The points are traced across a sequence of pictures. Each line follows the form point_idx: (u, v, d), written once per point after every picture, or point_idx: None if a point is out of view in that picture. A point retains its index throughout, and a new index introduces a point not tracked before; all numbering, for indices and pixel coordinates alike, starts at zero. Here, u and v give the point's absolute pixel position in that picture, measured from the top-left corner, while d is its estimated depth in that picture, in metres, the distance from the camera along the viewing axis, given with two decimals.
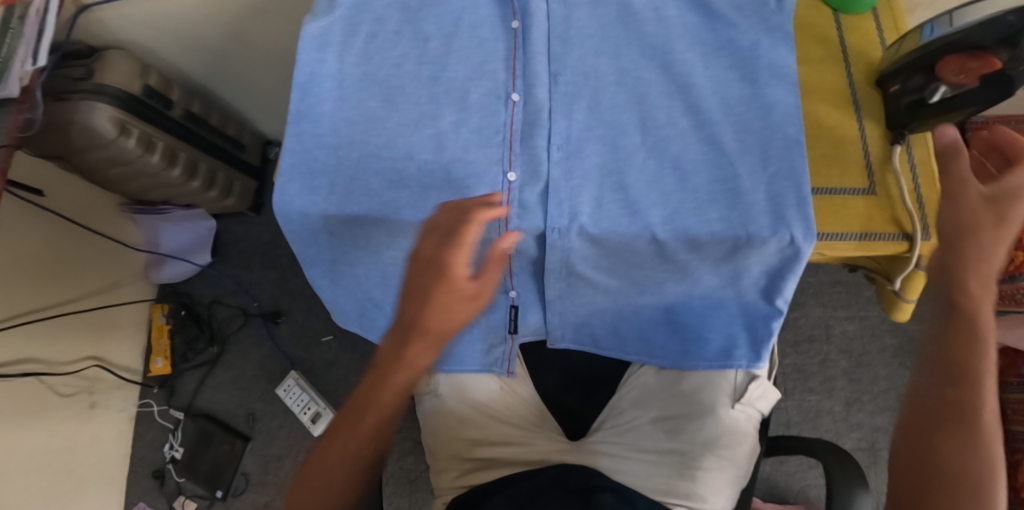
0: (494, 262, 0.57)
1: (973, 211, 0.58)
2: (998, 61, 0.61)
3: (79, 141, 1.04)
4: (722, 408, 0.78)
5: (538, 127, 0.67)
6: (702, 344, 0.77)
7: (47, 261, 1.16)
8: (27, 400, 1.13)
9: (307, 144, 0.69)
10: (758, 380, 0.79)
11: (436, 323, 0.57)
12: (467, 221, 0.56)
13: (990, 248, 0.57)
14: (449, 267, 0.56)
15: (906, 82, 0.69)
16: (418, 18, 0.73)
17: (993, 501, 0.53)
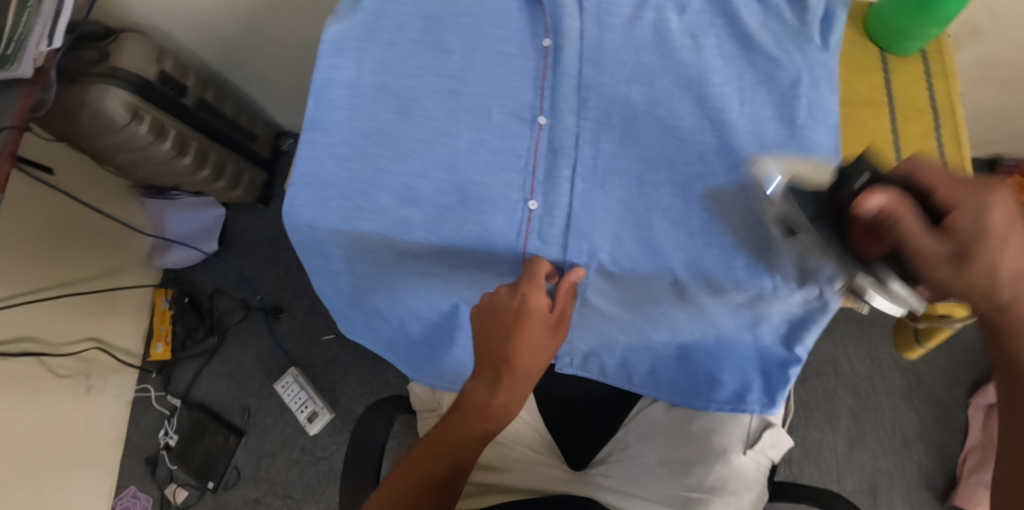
0: (567, 295, 0.63)
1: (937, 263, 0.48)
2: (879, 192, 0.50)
3: (89, 124, 1.03)
4: (733, 453, 0.76)
5: (562, 154, 0.64)
6: (714, 386, 0.74)
7: (52, 241, 1.15)
8: (26, 380, 1.11)
9: (319, 153, 0.66)
10: (773, 428, 0.76)
11: (524, 358, 0.63)
12: (536, 263, 0.61)
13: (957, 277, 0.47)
14: (536, 306, 0.61)
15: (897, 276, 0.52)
16: (442, 27, 0.69)
17: None
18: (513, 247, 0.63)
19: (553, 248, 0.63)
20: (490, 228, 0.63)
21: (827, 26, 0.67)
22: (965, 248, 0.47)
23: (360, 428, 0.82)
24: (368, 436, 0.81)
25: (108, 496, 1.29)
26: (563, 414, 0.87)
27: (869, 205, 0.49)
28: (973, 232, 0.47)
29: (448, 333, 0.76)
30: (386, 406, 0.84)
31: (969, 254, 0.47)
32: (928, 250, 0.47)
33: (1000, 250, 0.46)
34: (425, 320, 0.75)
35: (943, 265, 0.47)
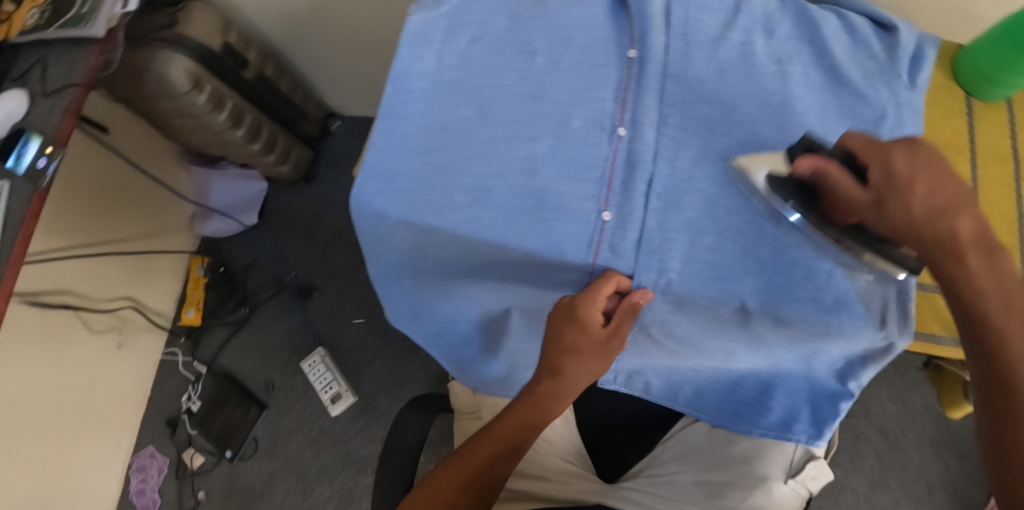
0: (625, 312, 0.61)
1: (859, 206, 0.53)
2: (819, 159, 0.55)
3: (151, 88, 1.04)
4: (773, 481, 0.76)
5: (640, 168, 0.64)
6: (761, 412, 0.73)
7: (99, 198, 1.18)
8: (60, 332, 1.14)
9: (394, 142, 0.66)
10: (816, 459, 0.77)
11: (576, 364, 0.64)
12: (604, 281, 0.61)
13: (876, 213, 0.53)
14: (593, 318, 0.61)
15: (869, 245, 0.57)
16: (528, 29, 0.69)
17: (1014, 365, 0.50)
18: (582, 257, 0.63)
19: (624, 260, 0.63)
20: (560, 236, 0.63)
21: (916, 65, 0.68)
22: (880, 192, 0.52)
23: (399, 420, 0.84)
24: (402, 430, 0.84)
25: (126, 454, 1.30)
26: (599, 429, 0.86)
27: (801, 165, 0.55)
28: (888, 180, 0.52)
29: (497, 337, 0.75)
30: (427, 404, 0.87)
31: (886, 197, 0.52)
32: (853, 200, 0.53)
33: (908, 193, 0.51)
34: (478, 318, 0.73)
35: (866, 210, 0.53)
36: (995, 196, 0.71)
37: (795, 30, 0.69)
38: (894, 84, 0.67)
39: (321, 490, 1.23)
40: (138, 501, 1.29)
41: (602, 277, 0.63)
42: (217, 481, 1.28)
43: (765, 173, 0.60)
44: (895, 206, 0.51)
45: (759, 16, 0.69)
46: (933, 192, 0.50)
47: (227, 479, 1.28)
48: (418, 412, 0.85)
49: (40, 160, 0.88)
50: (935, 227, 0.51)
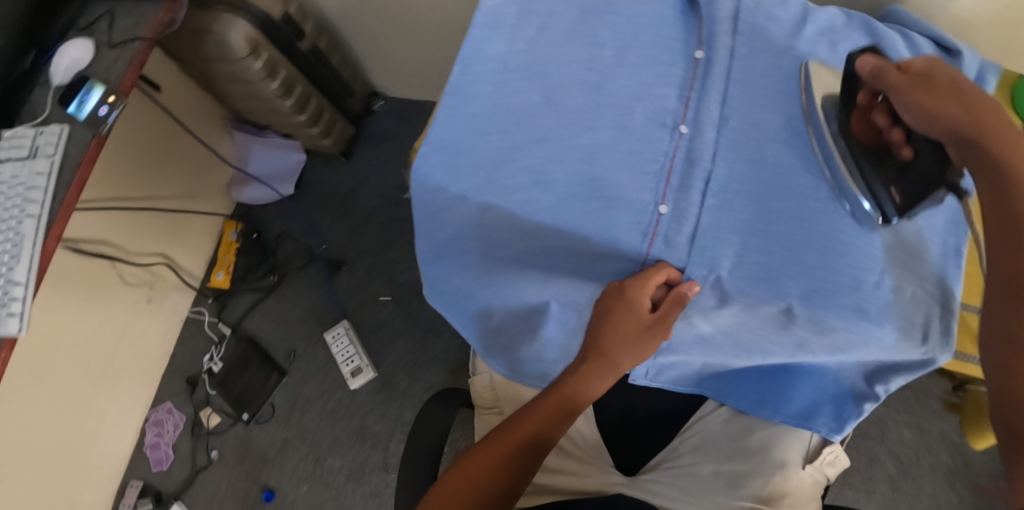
0: (673, 302, 0.62)
1: (907, 85, 0.60)
2: (871, 60, 0.62)
3: (210, 50, 1.07)
4: (792, 467, 0.77)
5: (697, 166, 0.65)
6: (784, 401, 0.75)
7: (146, 154, 1.20)
8: (94, 280, 1.17)
9: (458, 119, 0.68)
10: (833, 446, 0.78)
11: (619, 348, 0.66)
12: (653, 268, 0.63)
13: (922, 94, 0.60)
14: (638, 303, 0.63)
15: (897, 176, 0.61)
16: (597, 21, 0.70)
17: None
18: (636, 248, 0.64)
19: (676, 254, 0.64)
20: (615, 225, 0.65)
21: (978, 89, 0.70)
22: (932, 74, 0.60)
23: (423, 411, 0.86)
24: (431, 419, 0.85)
25: (144, 407, 1.33)
26: (617, 424, 0.86)
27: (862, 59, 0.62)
28: (927, 68, 0.61)
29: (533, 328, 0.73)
30: (452, 394, 0.89)
31: (931, 79, 0.60)
32: (900, 82, 0.60)
33: (946, 73, 0.61)
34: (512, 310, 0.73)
35: (914, 94, 0.60)
36: None
37: (859, 45, 0.70)
38: None
39: (333, 461, 1.25)
40: (151, 455, 1.31)
41: (651, 267, 0.64)
42: (231, 442, 1.31)
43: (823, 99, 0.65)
44: (942, 82, 0.60)
45: (823, 29, 0.71)
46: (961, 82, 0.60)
47: (241, 441, 1.30)
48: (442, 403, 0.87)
49: (102, 107, 0.90)
50: (967, 110, 0.59)
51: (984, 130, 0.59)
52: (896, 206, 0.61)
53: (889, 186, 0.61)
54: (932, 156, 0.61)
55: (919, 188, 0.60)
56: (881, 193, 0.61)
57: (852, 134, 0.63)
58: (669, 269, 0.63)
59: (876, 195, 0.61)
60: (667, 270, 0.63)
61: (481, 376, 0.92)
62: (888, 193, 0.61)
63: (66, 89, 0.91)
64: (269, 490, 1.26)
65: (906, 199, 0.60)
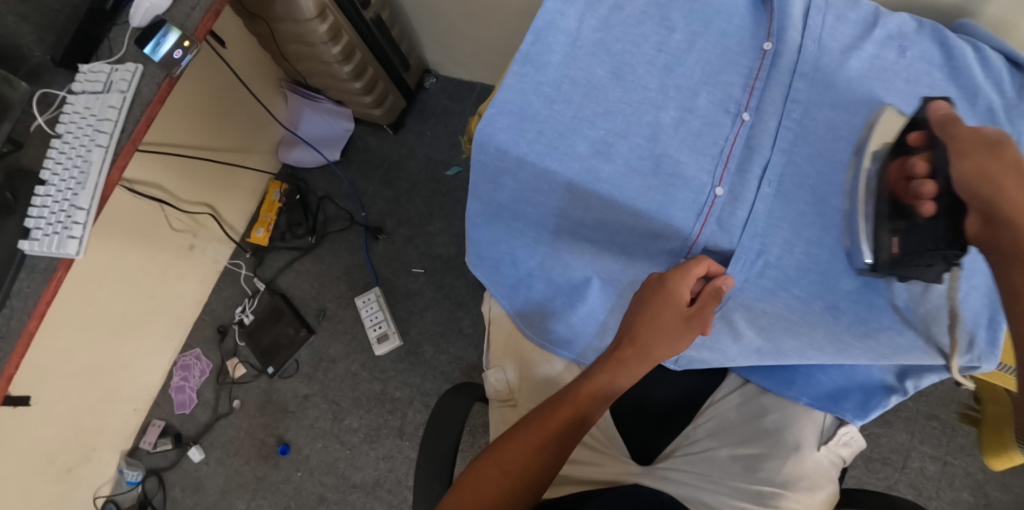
0: (709, 295, 0.62)
1: (964, 146, 0.53)
2: (946, 107, 0.56)
3: (279, 9, 1.10)
4: (807, 449, 0.75)
5: (757, 152, 0.66)
6: (811, 384, 0.76)
7: (204, 106, 1.25)
8: (144, 220, 1.22)
9: (526, 87, 0.70)
10: (849, 427, 0.75)
11: (655, 337, 0.62)
12: (694, 259, 0.63)
13: (978, 157, 0.53)
14: (675, 293, 0.62)
15: (906, 235, 0.58)
16: (672, 5, 0.72)
17: None
18: (688, 226, 0.66)
19: (725, 237, 0.66)
20: (672, 201, 0.66)
21: None
22: (1006, 145, 0.52)
23: (440, 410, 0.79)
24: (445, 416, 0.79)
25: (174, 350, 1.37)
26: (633, 415, 0.85)
27: (940, 103, 0.57)
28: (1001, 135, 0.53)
29: (574, 303, 0.75)
30: (465, 391, 0.82)
31: (1000, 149, 0.52)
32: (963, 137, 0.54)
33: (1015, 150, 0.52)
34: (561, 286, 0.75)
35: (967, 157, 0.53)
36: None
37: (928, 52, 0.71)
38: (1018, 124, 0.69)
39: (350, 422, 1.29)
40: (176, 397, 1.35)
41: (692, 259, 0.64)
42: (254, 393, 1.34)
43: (876, 144, 0.64)
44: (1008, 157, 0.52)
45: (893, 35, 0.72)
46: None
47: (264, 392, 1.34)
48: (455, 402, 0.80)
49: (176, 51, 0.94)
50: None
51: None
52: (891, 255, 0.59)
53: (893, 235, 0.59)
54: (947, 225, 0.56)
55: (917, 247, 0.57)
56: (881, 239, 0.60)
57: (884, 179, 0.61)
58: (714, 268, 0.64)
59: (878, 241, 0.60)
60: (709, 265, 0.63)
61: (497, 370, 0.84)
62: (889, 242, 0.60)
63: (145, 31, 0.95)
64: (285, 444, 1.29)
65: (901, 252, 0.59)
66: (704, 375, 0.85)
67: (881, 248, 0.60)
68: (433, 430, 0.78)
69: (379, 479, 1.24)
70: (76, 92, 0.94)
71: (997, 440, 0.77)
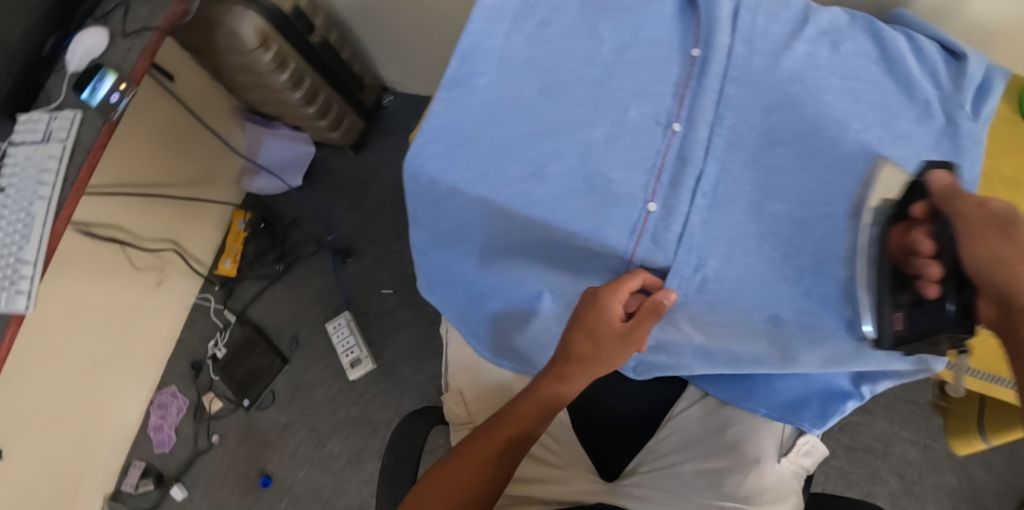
0: (647, 310, 0.60)
1: (974, 223, 0.51)
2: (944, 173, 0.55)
3: (221, 42, 1.10)
4: (767, 461, 0.74)
5: (689, 164, 0.64)
6: (770, 396, 0.75)
7: (159, 142, 1.23)
8: (106, 264, 1.20)
9: (454, 113, 0.69)
10: (809, 436, 0.74)
11: (592, 351, 0.61)
12: (629, 272, 0.61)
13: (997, 246, 0.49)
14: (609, 307, 0.60)
15: (914, 318, 0.55)
16: (600, 18, 0.70)
17: None
18: (623, 245, 0.64)
19: (662, 253, 0.64)
20: (607, 219, 0.65)
21: (981, 96, 0.70)
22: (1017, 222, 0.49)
23: (398, 439, 0.78)
24: (404, 445, 0.77)
25: (150, 388, 1.36)
26: (602, 427, 0.86)
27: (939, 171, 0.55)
28: (1010, 211, 0.50)
29: (518, 321, 0.74)
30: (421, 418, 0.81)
31: (1014, 224, 0.49)
32: (969, 210, 0.51)
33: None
34: (508, 299, 0.74)
35: (983, 236, 0.50)
36: None
37: (863, 46, 0.71)
38: (956, 115, 0.68)
39: (332, 447, 1.27)
40: (155, 437, 1.34)
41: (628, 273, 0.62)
42: (233, 426, 1.33)
43: (874, 203, 0.60)
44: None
45: (826, 31, 0.72)
46: None
47: (243, 424, 1.32)
48: (414, 431, 0.79)
49: (114, 95, 0.92)
50: None
51: None
52: (896, 333, 0.56)
53: (897, 310, 0.56)
54: (955, 312, 0.53)
55: (923, 325, 0.54)
56: (885, 315, 0.57)
57: (887, 247, 0.58)
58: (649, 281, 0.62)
59: (881, 315, 0.57)
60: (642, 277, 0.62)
61: (455, 393, 0.83)
62: (892, 318, 0.56)
63: (81, 76, 0.93)
64: (266, 476, 1.28)
65: (907, 330, 0.56)
66: (668, 384, 0.85)
67: (887, 329, 0.57)
68: (391, 461, 0.76)
69: (364, 504, 1.23)
70: (16, 144, 0.92)
71: (962, 431, 0.77)
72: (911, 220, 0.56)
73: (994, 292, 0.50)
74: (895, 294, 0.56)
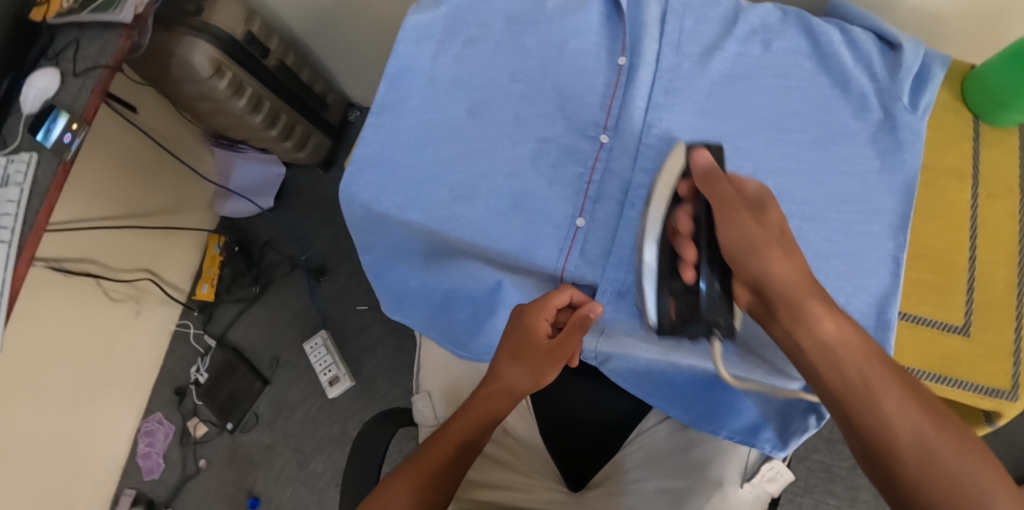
0: (577, 325, 0.61)
1: (729, 207, 0.57)
2: (707, 154, 0.59)
3: (176, 71, 1.10)
4: (730, 485, 0.75)
5: (615, 177, 0.65)
6: (730, 417, 0.74)
7: (125, 173, 1.24)
8: (82, 299, 1.19)
9: (385, 138, 0.69)
10: (773, 462, 0.75)
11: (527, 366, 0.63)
12: (560, 288, 0.61)
13: (749, 228, 0.56)
14: (540, 324, 0.61)
15: (682, 301, 0.60)
16: (526, 31, 0.70)
17: (885, 392, 0.51)
18: (552, 263, 0.64)
19: (591, 269, 0.64)
20: (536, 238, 0.64)
21: (920, 86, 0.67)
22: (764, 205, 0.57)
23: (363, 439, 0.81)
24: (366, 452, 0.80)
25: (136, 417, 1.37)
26: (567, 437, 0.85)
27: (702, 153, 0.59)
28: (757, 194, 0.57)
29: (476, 327, 0.71)
30: (385, 421, 0.84)
31: (762, 206, 0.57)
32: (725, 194, 0.57)
33: (772, 210, 0.56)
34: (473, 298, 0.69)
35: (738, 218, 0.56)
36: (995, 232, 0.68)
37: (795, 43, 0.69)
38: (892, 107, 0.67)
39: (315, 466, 1.28)
40: (144, 464, 1.35)
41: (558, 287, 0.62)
42: (218, 450, 1.34)
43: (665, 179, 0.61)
44: (771, 224, 0.56)
45: (757, 28, 0.70)
46: (782, 224, 0.56)
47: (228, 447, 1.34)
48: (378, 431, 0.82)
49: (66, 135, 0.91)
50: (783, 257, 0.55)
51: (796, 284, 0.54)
52: (671, 320, 0.61)
53: (671, 297, 0.60)
54: (709, 291, 0.58)
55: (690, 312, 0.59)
56: (663, 302, 0.60)
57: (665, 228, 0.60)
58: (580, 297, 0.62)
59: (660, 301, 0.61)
60: (569, 295, 0.61)
61: (423, 396, 0.86)
62: (666, 304, 0.60)
63: (35, 117, 0.93)
64: (254, 497, 1.29)
65: (678, 317, 0.60)
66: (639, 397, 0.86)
67: (665, 315, 0.60)
68: (353, 465, 0.79)
69: None
70: None
71: None
72: (678, 205, 0.61)
73: (749, 277, 0.56)
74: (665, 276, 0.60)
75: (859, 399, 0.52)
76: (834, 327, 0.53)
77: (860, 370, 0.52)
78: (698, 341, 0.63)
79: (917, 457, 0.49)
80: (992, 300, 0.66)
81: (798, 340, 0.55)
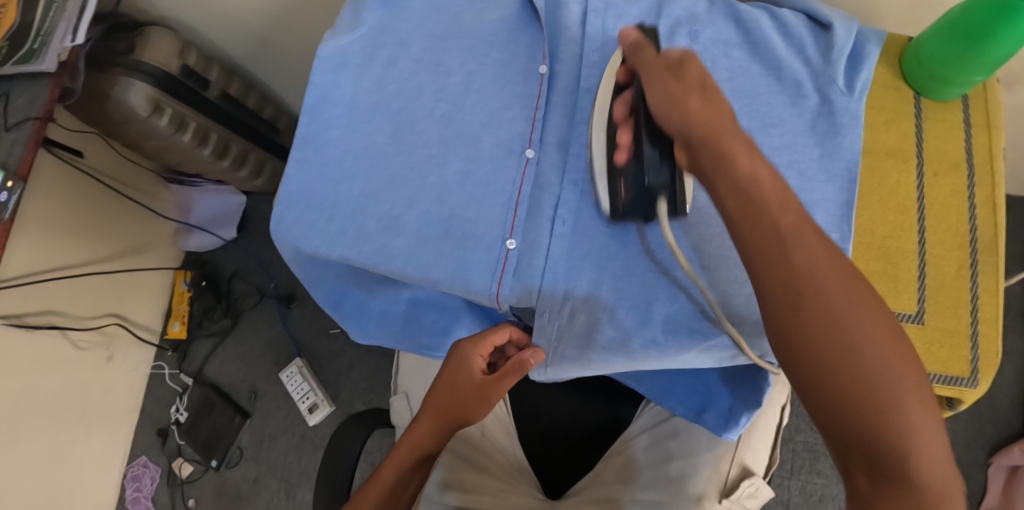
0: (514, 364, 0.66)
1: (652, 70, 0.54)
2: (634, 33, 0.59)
3: (116, 114, 1.07)
4: (707, 501, 0.71)
5: (545, 191, 0.63)
6: (680, 396, 0.69)
7: (80, 220, 1.20)
8: (49, 354, 1.16)
9: (309, 173, 0.67)
10: (752, 478, 0.71)
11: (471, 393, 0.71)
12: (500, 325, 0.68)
13: (670, 89, 0.52)
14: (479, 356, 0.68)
15: (630, 176, 0.57)
16: (444, 48, 0.68)
17: (803, 249, 0.44)
18: (486, 288, 0.62)
19: (525, 289, 0.62)
20: (468, 264, 0.62)
21: (854, 66, 0.64)
22: (687, 60, 0.52)
23: (338, 443, 0.85)
24: (343, 449, 0.84)
25: (120, 463, 1.35)
26: (541, 445, 0.85)
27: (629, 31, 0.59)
28: (680, 55, 0.53)
29: (448, 327, 0.71)
30: (366, 419, 0.88)
31: (683, 63, 0.53)
32: (651, 62, 0.54)
33: (694, 63, 0.52)
34: (437, 300, 0.70)
35: (663, 75, 0.53)
36: (941, 211, 0.66)
37: (723, 33, 0.67)
38: (828, 91, 0.64)
39: (303, 495, 1.27)
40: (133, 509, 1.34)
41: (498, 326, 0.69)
42: (206, 488, 1.33)
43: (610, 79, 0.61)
44: (691, 77, 0.52)
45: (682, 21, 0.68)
46: (704, 77, 0.52)
47: (216, 484, 1.32)
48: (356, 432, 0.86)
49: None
50: (703, 106, 0.50)
51: (713, 126, 0.49)
52: (621, 200, 0.58)
53: (621, 179, 0.58)
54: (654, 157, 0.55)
55: (637, 190, 0.57)
56: (613, 185, 0.58)
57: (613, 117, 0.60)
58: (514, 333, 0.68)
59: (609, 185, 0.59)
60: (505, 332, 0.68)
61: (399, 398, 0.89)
62: (617, 186, 0.58)
63: None
64: None
65: (628, 195, 0.58)
66: (614, 402, 0.85)
67: (614, 196, 0.58)
68: (326, 475, 0.82)
69: None
70: None
71: None
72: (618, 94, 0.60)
73: (672, 132, 0.52)
74: (610, 160, 0.59)
75: (779, 246, 0.45)
76: (750, 170, 0.47)
77: (771, 218, 0.45)
78: (652, 224, 0.60)
79: (820, 323, 0.43)
80: (942, 283, 0.65)
81: (715, 190, 0.48)
